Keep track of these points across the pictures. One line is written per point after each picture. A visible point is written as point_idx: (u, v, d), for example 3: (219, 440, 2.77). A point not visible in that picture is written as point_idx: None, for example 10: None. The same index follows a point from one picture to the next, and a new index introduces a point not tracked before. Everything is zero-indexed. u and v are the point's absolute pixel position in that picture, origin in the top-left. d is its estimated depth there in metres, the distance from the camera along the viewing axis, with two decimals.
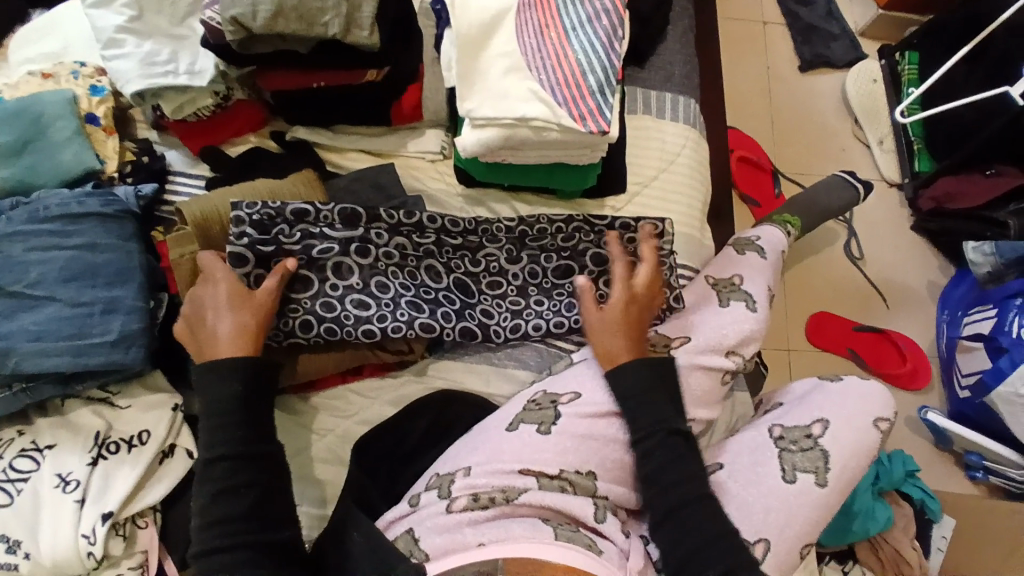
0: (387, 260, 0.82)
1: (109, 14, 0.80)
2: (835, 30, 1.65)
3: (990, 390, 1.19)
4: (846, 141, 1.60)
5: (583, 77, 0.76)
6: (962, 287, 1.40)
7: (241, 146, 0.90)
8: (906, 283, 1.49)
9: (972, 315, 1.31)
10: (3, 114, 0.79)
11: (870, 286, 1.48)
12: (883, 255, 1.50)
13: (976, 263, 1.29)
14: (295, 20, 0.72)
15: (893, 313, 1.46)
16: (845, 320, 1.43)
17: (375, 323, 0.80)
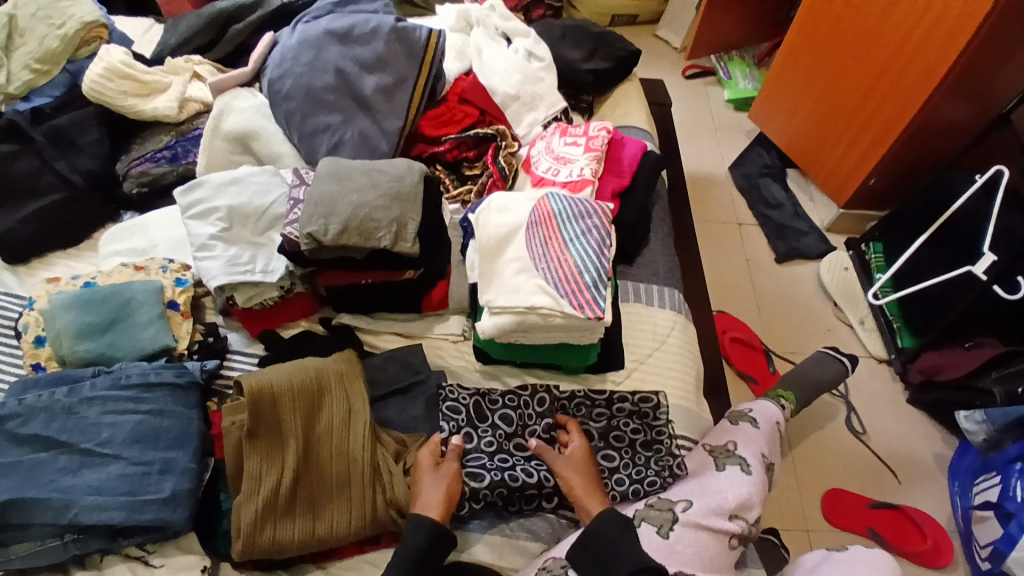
0: (459, 422, 0.95)
1: (203, 224, 1.00)
2: (804, 227, 1.91)
3: (1006, 556, 1.21)
4: (830, 321, 1.76)
5: (580, 275, 0.93)
6: (968, 458, 1.42)
7: (293, 328, 1.06)
8: (913, 456, 1.52)
9: (979, 484, 1.34)
10: (97, 299, 0.96)
11: (876, 458, 1.51)
12: (885, 427, 1.55)
13: (974, 431, 1.33)
14: (356, 235, 0.92)
15: (907, 488, 1.47)
16: (860, 496, 1.44)
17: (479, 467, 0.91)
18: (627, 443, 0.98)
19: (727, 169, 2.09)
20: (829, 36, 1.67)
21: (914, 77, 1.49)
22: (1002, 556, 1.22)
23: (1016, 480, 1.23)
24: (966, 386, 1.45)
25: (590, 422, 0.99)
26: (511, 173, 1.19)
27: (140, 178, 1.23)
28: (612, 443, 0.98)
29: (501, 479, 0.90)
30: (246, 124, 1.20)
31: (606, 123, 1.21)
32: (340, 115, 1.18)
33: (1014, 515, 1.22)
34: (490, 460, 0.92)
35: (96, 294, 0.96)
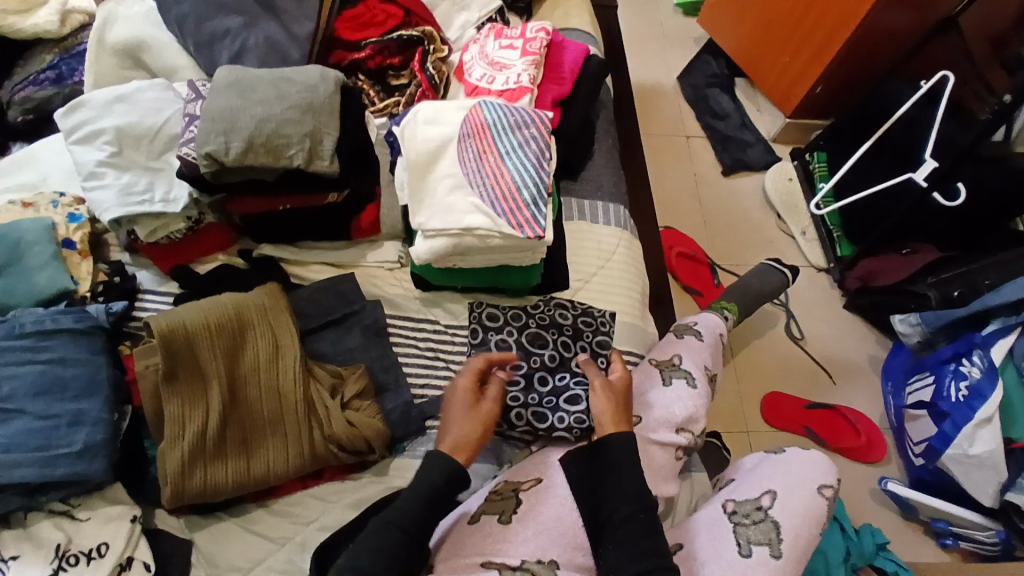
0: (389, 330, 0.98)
1: (90, 149, 0.86)
2: (749, 139, 1.89)
3: (940, 453, 1.26)
4: (773, 233, 1.78)
5: (519, 192, 0.87)
6: (900, 357, 1.51)
7: (210, 264, 0.97)
8: (847, 358, 1.59)
9: (914, 384, 1.40)
10: None
11: (814, 362, 1.57)
12: (823, 333, 1.62)
13: (907, 333, 1.40)
14: (263, 154, 0.82)
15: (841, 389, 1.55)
16: (797, 398, 1.51)
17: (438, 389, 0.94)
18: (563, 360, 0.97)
19: (674, 79, 2.01)
20: None
21: None
22: (937, 453, 1.27)
23: (949, 381, 1.28)
24: (904, 290, 1.47)
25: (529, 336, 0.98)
26: (441, 80, 1.09)
27: (24, 104, 1.08)
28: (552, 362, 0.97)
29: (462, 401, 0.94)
30: (131, 34, 1.03)
31: (545, 23, 1.12)
32: (241, 18, 1.03)
33: (947, 415, 1.27)
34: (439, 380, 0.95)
35: None
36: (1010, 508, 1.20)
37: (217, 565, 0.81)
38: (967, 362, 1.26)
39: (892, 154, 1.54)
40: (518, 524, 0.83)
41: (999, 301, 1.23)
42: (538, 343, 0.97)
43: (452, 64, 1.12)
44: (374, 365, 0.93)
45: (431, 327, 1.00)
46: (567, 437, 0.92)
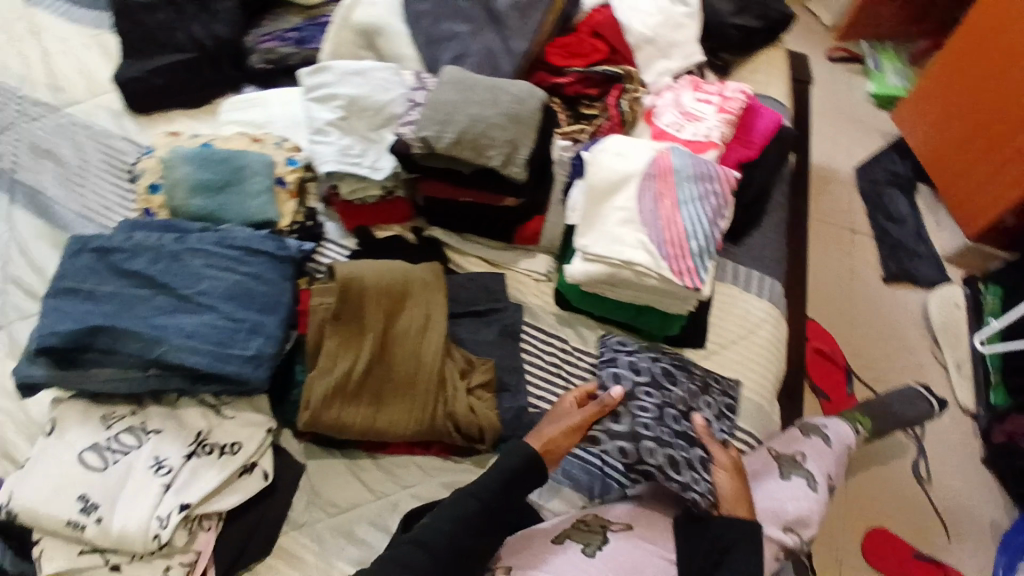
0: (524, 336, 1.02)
1: (325, 110, 1.00)
2: (921, 250, 1.77)
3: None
4: (922, 356, 1.64)
5: (687, 241, 0.88)
6: None
7: (386, 232, 1.08)
8: (976, 517, 1.42)
9: None
10: (216, 159, 1.01)
11: (935, 511, 1.42)
12: (952, 480, 1.46)
13: None
14: (469, 149, 0.90)
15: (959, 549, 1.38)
16: (904, 544, 1.36)
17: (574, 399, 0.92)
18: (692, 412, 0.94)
19: (853, 168, 1.93)
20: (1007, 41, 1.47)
21: None
22: None
23: None
24: None
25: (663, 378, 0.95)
26: (631, 118, 1.12)
27: (269, 54, 1.25)
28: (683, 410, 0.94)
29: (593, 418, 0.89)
30: (373, 17, 1.16)
31: (746, 86, 1.11)
32: (469, 26, 1.15)
33: None
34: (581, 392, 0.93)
35: (215, 155, 1.01)
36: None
37: (319, 496, 0.89)
38: None
39: None
40: (602, 560, 0.83)
41: None
42: (672, 385, 0.95)
43: (644, 105, 1.13)
44: (501, 363, 0.98)
45: (559, 344, 1.02)
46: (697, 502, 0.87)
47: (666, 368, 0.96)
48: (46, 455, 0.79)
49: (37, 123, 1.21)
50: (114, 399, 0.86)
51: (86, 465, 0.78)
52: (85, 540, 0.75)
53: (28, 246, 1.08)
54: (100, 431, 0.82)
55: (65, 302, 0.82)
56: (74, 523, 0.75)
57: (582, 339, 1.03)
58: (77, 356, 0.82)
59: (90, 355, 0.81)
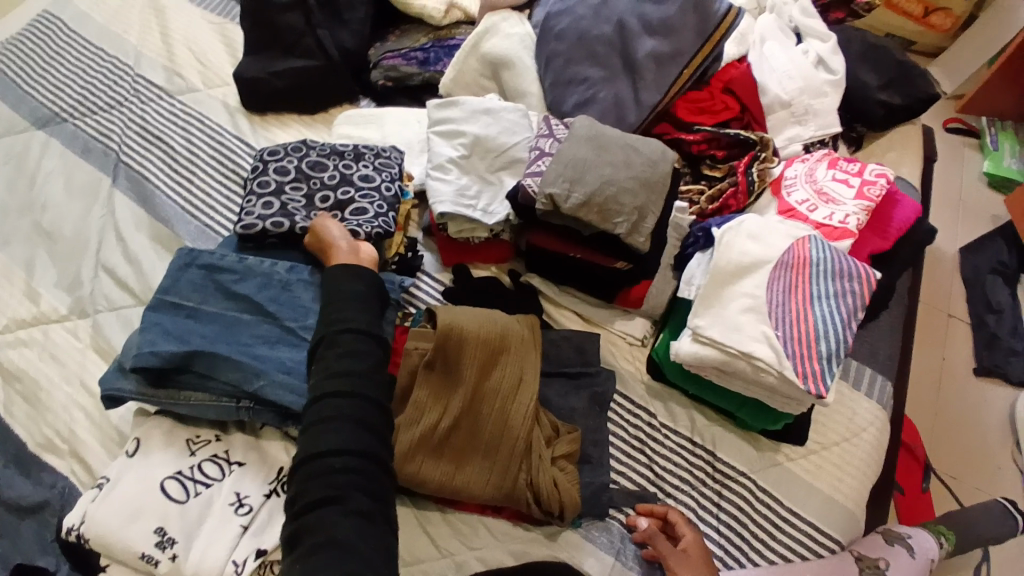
0: (615, 404, 0.98)
1: (446, 146, 0.97)
2: (1018, 348, 1.73)
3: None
4: (1003, 461, 1.62)
5: (817, 342, 0.81)
6: None
7: (483, 271, 1.05)
8: None
9: None
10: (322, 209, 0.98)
11: None
12: None
13: None
14: (595, 213, 0.87)
15: None
16: None
17: (276, 185, 0.98)
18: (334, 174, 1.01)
19: (957, 250, 1.90)
20: None
21: None
22: None
23: None
24: None
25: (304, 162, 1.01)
26: (758, 187, 1.07)
27: (389, 72, 1.23)
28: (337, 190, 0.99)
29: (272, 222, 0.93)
30: (506, 51, 1.15)
31: (887, 171, 1.06)
32: (601, 71, 1.11)
33: None
34: (275, 164, 1.00)
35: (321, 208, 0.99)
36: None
37: None
38: None
39: None
40: None
41: None
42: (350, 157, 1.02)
43: (772, 176, 1.08)
44: (586, 434, 0.93)
45: (647, 419, 0.97)
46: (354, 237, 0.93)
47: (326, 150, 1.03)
48: (128, 474, 0.75)
49: (149, 107, 1.21)
50: (196, 421, 0.82)
51: (167, 494, 0.74)
52: (156, 575, 0.71)
53: (126, 234, 1.07)
54: (184, 456, 0.78)
55: (167, 316, 0.82)
56: (147, 557, 0.70)
57: (671, 418, 0.98)
58: (167, 375, 0.80)
59: (183, 376, 0.79)
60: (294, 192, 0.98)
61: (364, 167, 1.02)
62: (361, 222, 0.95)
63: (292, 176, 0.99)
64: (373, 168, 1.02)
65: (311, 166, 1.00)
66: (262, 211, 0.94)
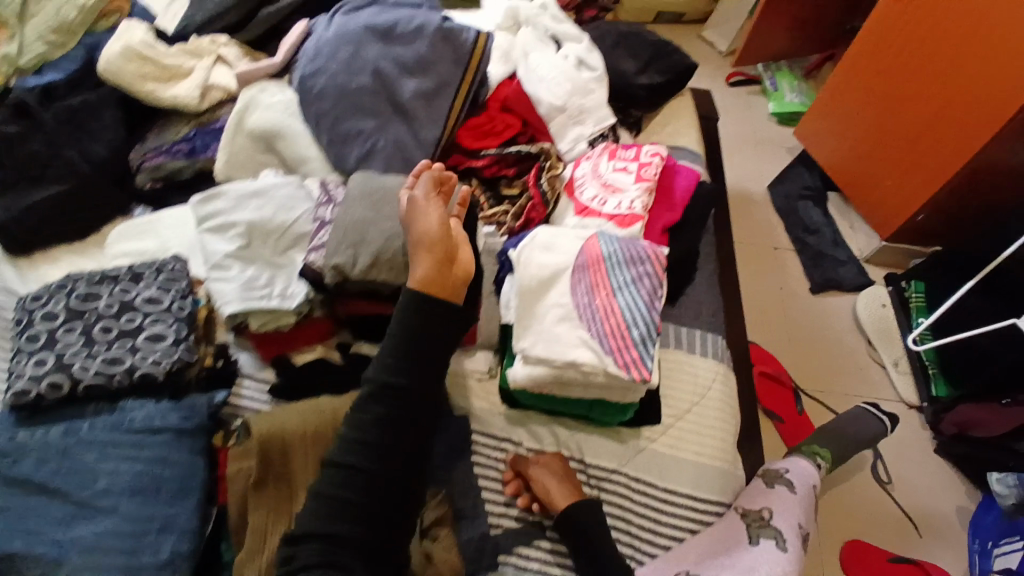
0: (474, 443, 0.96)
1: (220, 240, 0.91)
2: (842, 257, 1.98)
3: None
4: (863, 360, 1.83)
5: (628, 330, 0.84)
6: (990, 515, 1.54)
7: (306, 356, 0.98)
8: (935, 514, 1.61)
9: (1003, 546, 1.47)
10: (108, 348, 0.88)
11: (903, 514, 1.61)
12: (910, 478, 1.66)
13: (1004, 494, 1.47)
14: (388, 270, 0.83)
15: (927, 542, 1.58)
16: (879, 550, 1.53)
17: (45, 338, 0.86)
18: (114, 306, 0.90)
19: (765, 187, 2.15)
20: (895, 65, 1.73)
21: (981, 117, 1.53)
22: None
23: None
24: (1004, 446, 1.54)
25: (74, 301, 0.89)
26: (552, 196, 1.10)
27: (155, 172, 1.16)
28: (120, 324, 0.88)
29: (49, 382, 0.82)
30: (271, 121, 1.11)
31: (661, 147, 1.14)
32: (374, 121, 1.09)
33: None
34: (42, 313, 0.88)
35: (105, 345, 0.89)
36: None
37: None
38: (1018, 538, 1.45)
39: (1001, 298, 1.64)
40: None
41: None
42: (129, 282, 0.92)
43: (563, 180, 1.13)
44: (455, 486, 0.91)
45: (514, 449, 0.96)
46: (155, 375, 0.85)
47: (101, 279, 0.92)
48: None
49: None
50: None
51: None
52: None
53: None
54: None
55: None
56: None
57: (537, 441, 0.97)
58: None
59: None
60: (68, 338, 0.86)
61: (148, 286, 0.92)
62: (157, 353, 0.87)
63: (65, 320, 0.88)
64: (159, 285, 0.93)
65: (85, 303, 0.89)
66: (33, 370, 0.83)
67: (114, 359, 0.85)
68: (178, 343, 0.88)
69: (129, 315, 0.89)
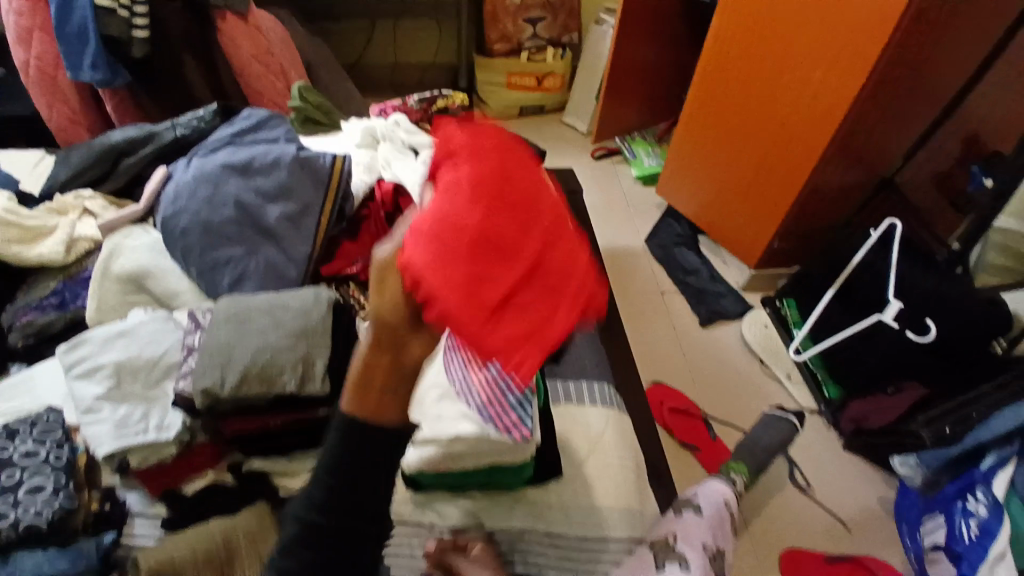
0: None
1: (89, 384, 0.92)
2: (720, 290, 2.13)
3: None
4: (761, 380, 1.93)
5: (505, 395, 0.85)
6: (909, 497, 1.63)
7: (200, 482, 0.98)
8: (857, 509, 1.67)
9: (928, 525, 1.54)
10: None
11: (830, 516, 1.64)
12: (825, 481, 1.71)
13: (911, 475, 1.57)
14: (257, 382, 0.85)
15: (857, 536, 1.62)
16: (815, 553, 1.56)
17: None
18: None
19: (643, 241, 2.31)
20: (720, 101, 1.93)
21: (802, 125, 1.71)
22: None
23: (962, 520, 1.44)
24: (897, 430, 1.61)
25: None
26: None
27: (27, 328, 1.14)
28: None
29: None
30: (138, 262, 1.15)
31: None
32: (243, 247, 1.14)
33: (963, 556, 1.41)
34: None
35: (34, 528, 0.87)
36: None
37: None
38: (971, 501, 1.44)
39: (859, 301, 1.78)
40: None
41: (990, 438, 1.40)
42: (9, 437, 0.92)
43: None
44: None
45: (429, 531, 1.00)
46: (38, 526, 0.85)
47: None
48: None
49: None
50: None
51: None
52: None
53: None
54: None
55: None
56: None
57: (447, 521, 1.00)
58: None
59: None
60: None
61: (23, 442, 0.92)
62: (37, 505, 0.86)
63: None
64: (35, 438, 0.93)
65: None
66: None
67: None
68: (59, 493, 0.88)
69: (11, 471, 0.89)
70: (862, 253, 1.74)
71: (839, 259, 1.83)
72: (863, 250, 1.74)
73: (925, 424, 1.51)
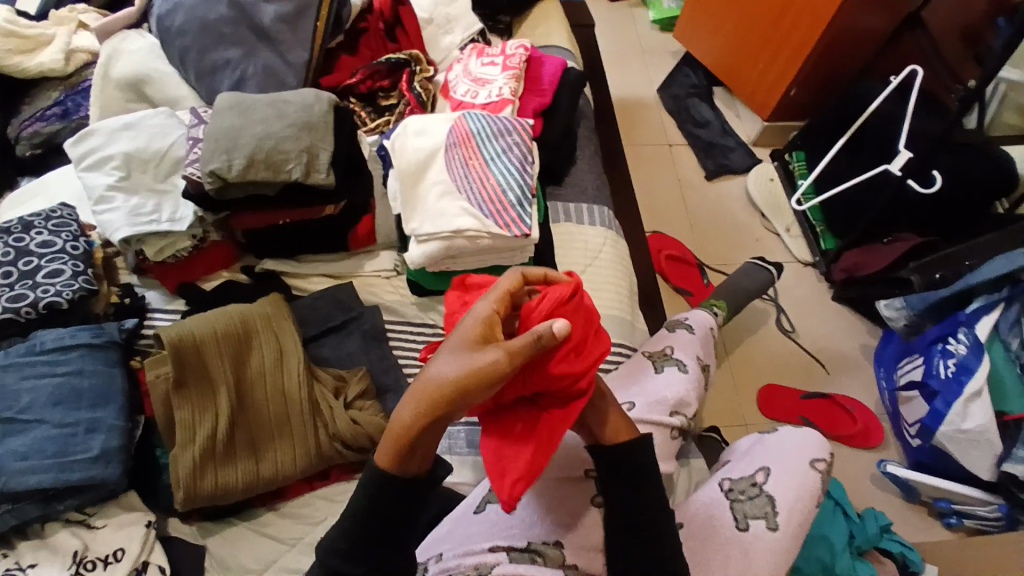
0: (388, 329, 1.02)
1: (100, 175, 0.95)
2: (730, 143, 2.09)
3: (934, 431, 1.32)
4: (759, 233, 1.95)
5: (504, 194, 0.92)
6: (891, 346, 1.61)
7: (216, 280, 1.03)
8: (840, 351, 1.71)
9: (905, 367, 1.47)
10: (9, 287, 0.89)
11: (808, 355, 1.69)
12: (812, 326, 1.74)
13: (894, 316, 1.44)
14: (264, 169, 0.90)
15: (833, 377, 1.66)
16: (793, 390, 1.62)
17: None
18: (13, 253, 0.91)
19: (655, 91, 2.23)
20: None
21: None
22: (931, 431, 1.33)
23: (938, 360, 1.35)
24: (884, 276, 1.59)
25: None
26: (427, 97, 1.16)
27: (33, 139, 1.14)
28: (20, 267, 0.90)
29: None
30: (135, 68, 1.12)
31: (522, 40, 1.21)
32: (239, 49, 1.11)
33: (938, 393, 1.33)
34: None
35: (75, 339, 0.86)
36: (1010, 481, 1.26)
37: (227, 566, 0.83)
38: (953, 342, 1.33)
39: (869, 149, 1.69)
40: (523, 509, 0.84)
41: (982, 279, 1.28)
42: (26, 227, 0.94)
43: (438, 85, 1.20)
44: (374, 367, 0.97)
45: (430, 330, 1.03)
46: (62, 303, 0.89)
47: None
48: None
49: None
50: None
51: None
52: None
53: None
54: None
55: None
56: None
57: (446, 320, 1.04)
58: None
59: None
60: None
61: (39, 233, 0.93)
62: (59, 285, 0.89)
63: None
64: (50, 230, 0.94)
65: None
66: None
67: (20, 298, 0.87)
68: (78, 278, 0.91)
69: (30, 254, 0.91)
70: (878, 101, 1.59)
71: (852, 108, 1.74)
72: (879, 99, 1.59)
73: (918, 270, 1.41)
